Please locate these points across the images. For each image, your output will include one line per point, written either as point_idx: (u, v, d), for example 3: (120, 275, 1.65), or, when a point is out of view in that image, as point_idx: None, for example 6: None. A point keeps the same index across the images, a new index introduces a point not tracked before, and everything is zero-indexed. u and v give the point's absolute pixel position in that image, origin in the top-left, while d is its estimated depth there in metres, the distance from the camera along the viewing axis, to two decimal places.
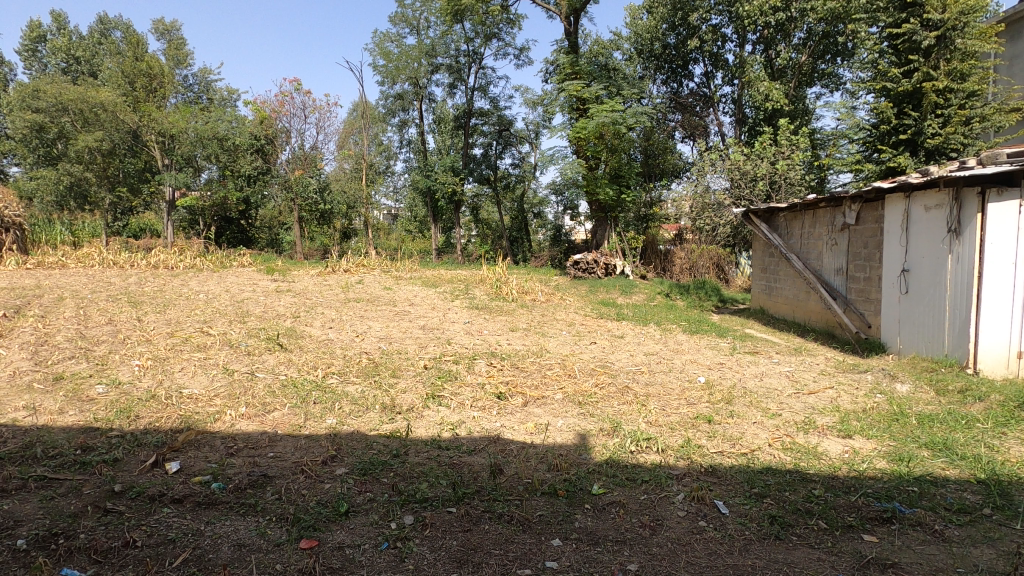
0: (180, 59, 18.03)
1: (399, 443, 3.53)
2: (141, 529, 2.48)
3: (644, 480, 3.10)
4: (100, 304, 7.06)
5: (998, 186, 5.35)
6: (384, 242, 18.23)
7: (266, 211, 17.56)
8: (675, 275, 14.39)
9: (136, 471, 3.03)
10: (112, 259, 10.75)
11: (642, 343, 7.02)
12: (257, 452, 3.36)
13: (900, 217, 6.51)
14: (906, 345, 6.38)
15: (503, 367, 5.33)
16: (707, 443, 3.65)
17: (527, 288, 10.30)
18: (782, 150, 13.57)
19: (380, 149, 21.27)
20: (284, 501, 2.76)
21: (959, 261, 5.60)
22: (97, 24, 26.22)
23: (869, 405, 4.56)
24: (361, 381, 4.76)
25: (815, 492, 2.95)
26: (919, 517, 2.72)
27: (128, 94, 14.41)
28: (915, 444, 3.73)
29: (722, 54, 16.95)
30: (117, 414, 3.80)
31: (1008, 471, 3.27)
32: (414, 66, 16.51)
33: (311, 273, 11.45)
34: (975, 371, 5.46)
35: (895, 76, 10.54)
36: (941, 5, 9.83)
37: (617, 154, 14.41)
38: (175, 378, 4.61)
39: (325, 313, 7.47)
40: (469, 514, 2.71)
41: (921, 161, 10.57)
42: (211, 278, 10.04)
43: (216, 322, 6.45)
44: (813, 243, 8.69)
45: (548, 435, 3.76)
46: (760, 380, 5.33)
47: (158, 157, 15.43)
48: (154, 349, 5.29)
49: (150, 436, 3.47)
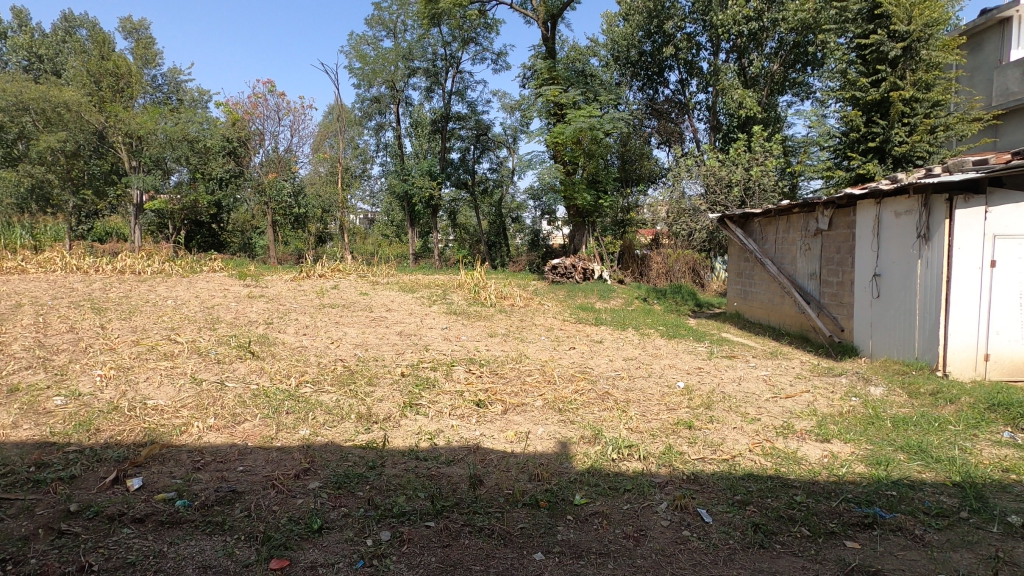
0: (148, 59, 17.63)
1: (375, 454, 3.43)
2: (98, 552, 2.33)
3: (627, 488, 3.05)
4: (62, 311, 6.78)
5: (965, 192, 5.49)
6: (360, 246, 17.46)
7: (238, 214, 17.16)
8: (652, 280, 14.50)
9: (94, 488, 2.87)
10: (75, 263, 10.39)
11: (621, 348, 7.02)
12: (226, 466, 3.22)
13: (871, 223, 6.63)
14: (878, 347, 6.49)
15: (482, 373, 5.25)
16: (688, 450, 3.63)
17: (505, 293, 10.23)
18: (756, 157, 13.81)
19: (357, 152, 21.03)
20: (254, 519, 2.64)
21: (928, 266, 5.70)
22: (61, 22, 25.49)
23: (845, 409, 4.61)
24: (336, 390, 4.62)
25: (797, 498, 2.94)
26: (899, 522, 2.72)
27: (94, 93, 14.20)
28: (891, 447, 3.76)
29: (697, 62, 17.21)
30: (76, 428, 3.61)
31: (982, 473, 3.32)
32: (391, 69, 16.46)
33: (285, 278, 11.19)
34: (945, 373, 5.56)
35: (863, 86, 10.80)
36: (907, 17, 10.05)
37: (594, 159, 14.38)
38: (140, 389, 4.41)
39: (299, 319, 7.29)
40: (449, 528, 2.63)
41: (888, 168, 10.88)
42: (180, 283, 9.73)
43: (185, 329, 6.23)
44: (787, 248, 8.81)
45: (529, 444, 3.69)
46: (738, 384, 5.34)
47: (125, 158, 15.00)
48: (118, 358, 5.07)
49: (111, 451, 3.31)
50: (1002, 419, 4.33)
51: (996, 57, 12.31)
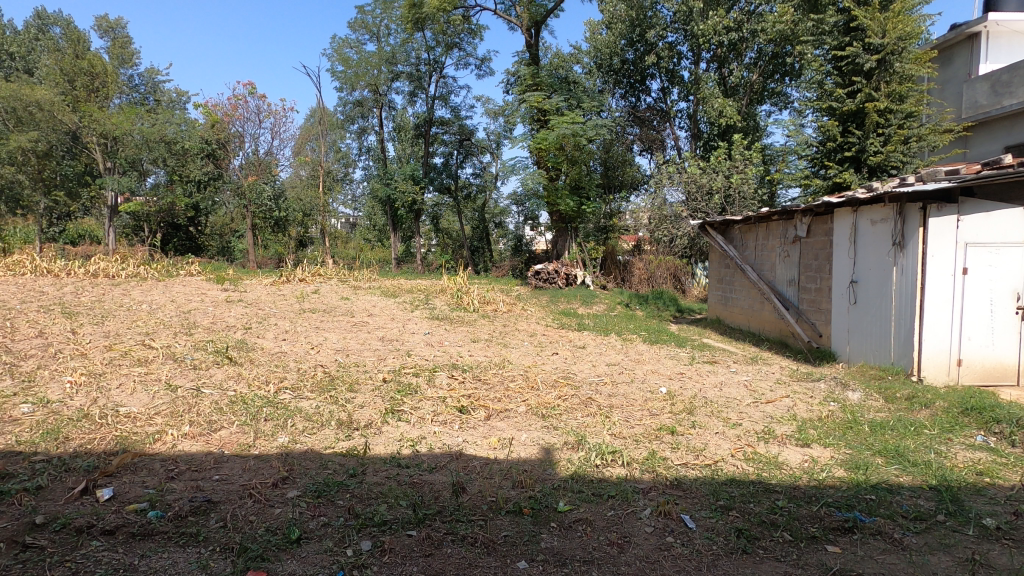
0: (125, 58, 17.41)
1: (356, 461, 3.38)
2: (65, 566, 2.24)
3: (611, 495, 3.04)
4: (31, 315, 6.57)
5: (939, 201, 5.61)
6: (341, 250, 17.17)
7: (217, 217, 16.86)
8: (634, 285, 14.39)
9: (61, 500, 2.76)
10: (45, 266, 10.10)
11: (603, 353, 7.06)
12: (201, 475, 3.13)
13: (848, 231, 6.76)
14: (855, 353, 6.62)
15: (465, 380, 5.19)
16: (671, 455, 3.63)
17: (489, 297, 10.19)
18: (736, 165, 14.01)
19: (339, 156, 20.93)
20: (229, 530, 2.56)
21: (903, 272, 5.82)
22: (34, 19, 25.04)
23: (824, 413, 4.68)
24: (317, 396, 4.53)
25: (779, 503, 2.95)
26: (879, 526, 2.75)
27: (68, 92, 13.80)
28: (869, 451, 3.81)
29: (678, 71, 17.45)
30: (43, 436, 3.49)
31: (958, 477, 3.38)
32: (373, 73, 16.39)
33: (264, 282, 11.05)
34: (919, 378, 5.66)
35: (840, 96, 11.08)
36: (882, 30, 10.32)
37: (577, 165, 14.75)
38: (112, 396, 4.28)
39: (277, 324, 7.16)
40: (431, 537, 2.58)
41: (864, 177, 11.14)
42: (155, 287, 9.53)
43: (160, 334, 6.09)
44: (766, 254, 8.95)
45: (512, 451, 3.66)
46: (719, 390, 5.38)
47: (99, 159, 14.36)
48: (89, 364, 4.93)
49: (80, 460, 3.20)
50: (975, 423, 4.43)
51: (966, 71, 12.71)
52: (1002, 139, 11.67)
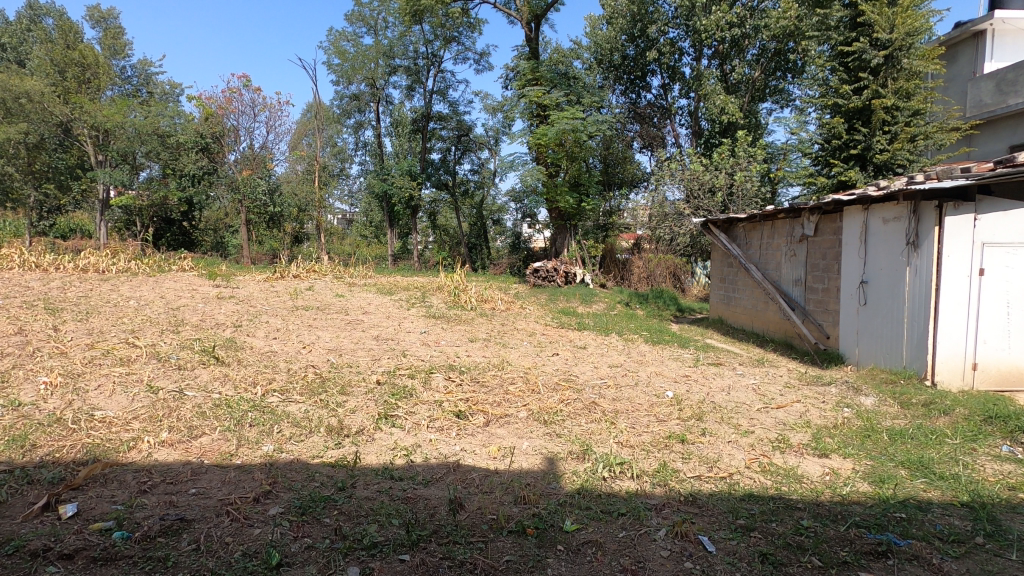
0: (117, 49, 17.08)
1: (346, 473, 3.13)
2: None
3: (621, 513, 2.80)
4: (12, 311, 6.30)
5: (955, 200, 5.40)
6: (337, 247, 16.89)
7: (211, 212, 16.58)
8: (633, 284, 14.18)
9: (19, 517, 2.51)
10: (33, 260, 9.82)
11: (605, 353, 6.83)
12: (176, 488, 2.88)
13: (858, 230, 6.54)
14: (864, 355, 6.41)
15: (462, 381, 4.96)
16: (683, 467, 3.40)
17: (487, 296, 9.93)
18: (739, 162, 13.78)
19: (334, 150, 20.66)
20: (203, 553, 2.32)
21: (917, 273, 5.60)
22: (26, 10, 24.60)
23: (840, 420, 4.45)
24: (306, 400, 4.29)
25: (804, 523, 2.72)
26: (915, 550, 2.52)
27: (58, 83, 13.59)
28: (892, 463, 3.59)
29: (679, 67, 17.23)
30: (8, 443, 3.23)
31: (990, 492, 3.16)
32: (370, 66, 16.04)
33: (257, 278, 10.80)
34: (933, 383, 5.45)
35: (845, 93, 10.81)
36: (890, 25, 10.05)
37: (576, 162, 14.52)
38: (88, 398, 4.03)
39: (269, 322, 6.90)
40: (425, 563, 2.33)
41: (870, 176, 10.93)
42: (145, 283, 9.27)
43: (145, 332, 5.81)
44: (771, 253, 8.73)
45: (513, 461, 3.42)
46: (728, 394, 5.15)
47: (90, 152, 14.44)
48: (68, 363, 4.67)
49: (45, 471, 2.95)
50: (999, 432, 4.20)
51: (970, 70, 12.53)
52: (1006, 139, 11.45)
